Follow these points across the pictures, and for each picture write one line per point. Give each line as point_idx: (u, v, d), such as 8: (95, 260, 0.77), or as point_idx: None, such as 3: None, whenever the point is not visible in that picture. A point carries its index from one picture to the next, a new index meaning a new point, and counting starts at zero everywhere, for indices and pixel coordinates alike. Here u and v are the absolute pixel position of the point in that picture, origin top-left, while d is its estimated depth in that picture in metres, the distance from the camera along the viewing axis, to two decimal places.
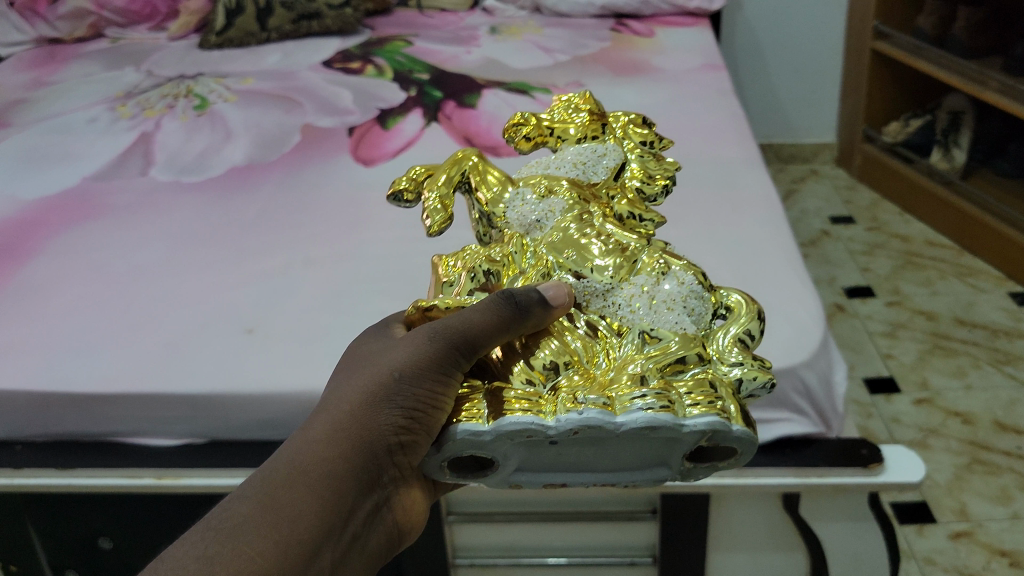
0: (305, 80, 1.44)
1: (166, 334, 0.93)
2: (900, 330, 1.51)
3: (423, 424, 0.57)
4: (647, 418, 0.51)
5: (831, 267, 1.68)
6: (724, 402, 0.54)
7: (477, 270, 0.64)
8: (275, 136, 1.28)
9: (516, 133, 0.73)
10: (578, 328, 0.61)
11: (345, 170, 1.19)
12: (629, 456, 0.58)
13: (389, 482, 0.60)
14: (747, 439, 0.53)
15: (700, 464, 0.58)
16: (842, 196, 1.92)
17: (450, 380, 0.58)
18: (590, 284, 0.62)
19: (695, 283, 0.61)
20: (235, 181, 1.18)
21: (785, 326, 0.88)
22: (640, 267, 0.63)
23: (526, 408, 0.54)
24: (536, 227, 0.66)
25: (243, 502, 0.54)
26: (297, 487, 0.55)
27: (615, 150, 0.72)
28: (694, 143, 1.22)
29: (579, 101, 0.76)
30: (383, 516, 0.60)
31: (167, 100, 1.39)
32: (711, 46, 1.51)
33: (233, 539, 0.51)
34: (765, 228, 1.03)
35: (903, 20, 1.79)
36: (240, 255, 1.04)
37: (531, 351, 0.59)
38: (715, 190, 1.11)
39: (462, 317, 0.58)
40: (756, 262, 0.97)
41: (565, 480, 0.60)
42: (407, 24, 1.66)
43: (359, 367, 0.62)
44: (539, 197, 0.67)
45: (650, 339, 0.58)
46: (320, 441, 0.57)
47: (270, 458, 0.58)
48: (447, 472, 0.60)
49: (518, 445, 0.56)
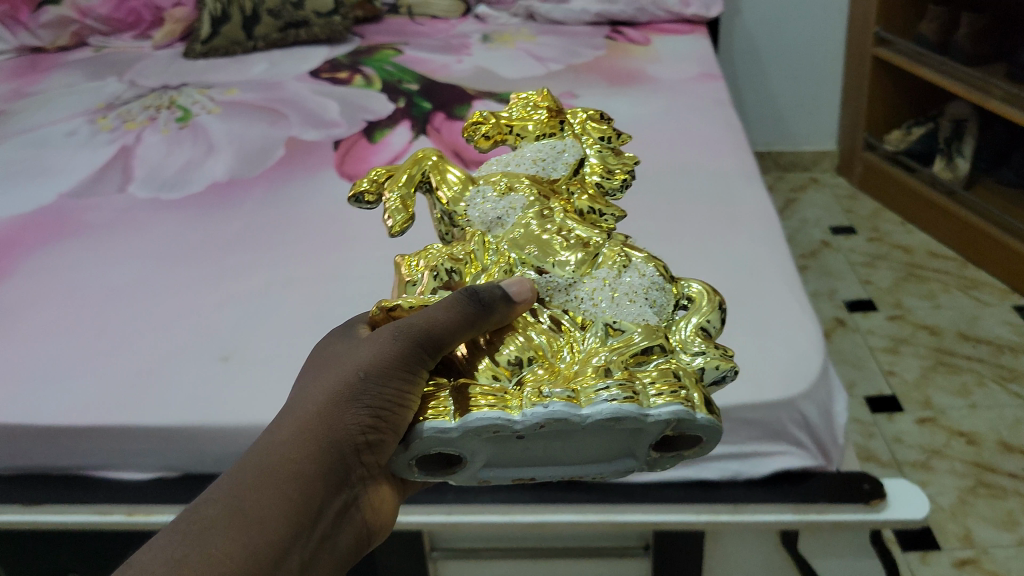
0: (291, 90, 1.41)
1: (139, 362, 0.90)
2: (903, 345, 1.47)
3: (390, 422, 0.59)
4: (612, 408, 0.53)
5: (831, 279, 1.65)
6: (687, 390, 0.55)
7: (440, 269, 0.66)
8: (258, 150, 1.24)
9: (475, 132, 0.77)
10: (542, 323, 0.62)
11: (330, 185, 1.15)
12: (595, 446, 0.59)
13: (356, 480, 0.62)
14: (710, 427, 0.55)
15: (666, 453, 0.59)
16: (842, 205, 1.88)
17: (415, 379, 0.60)
18: (553, 280, 0.63)
19: (656, 276, 0.64)
20: (216, 198, 1.14)
21: (782, 353, 0.84)
22: (601, 261, 0.65)
23: (493, 403, 0.55)
24: (497, 224, 0.68)
25: (212, 506, 0.55)
26: (264, 488, 0.57)
27: (574, 146, 0.75)
28: (689, 155, 1.18)
29: (538, 99, 0.79)
30: (352, 514, 0.62)
31: (149, 111, 1.36)
32: (708, 55, 1.47)
33: (203, 540, 0.53)
34: (763, 246, 0.99)
35: (905, 26, 1.75)
36: (218, 276, 1.00)
37: (496, 346, 0.60)
38: (711, 204, 1.07)
39: (425, 315, 0.60)
40: (752, 283, 0.93)
41: (533, 473, 0.60)
42: (397, 31, 1.62)
43: (324, 367, 0.63)
44: (500, 195, 0.69)
45: (613, 332, 0.60)
46: (287, 442, 0.59)
47: (239, 459, 0.59)
48: (415, 470, 0.60)
49: (485, 441, 0.57)
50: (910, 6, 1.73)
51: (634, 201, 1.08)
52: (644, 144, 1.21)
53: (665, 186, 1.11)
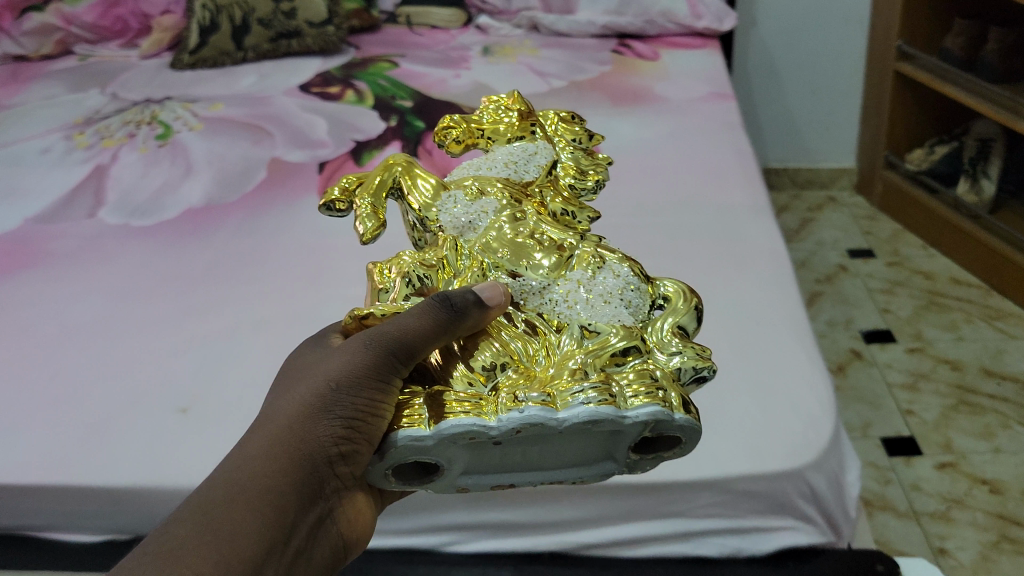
0: (278, 106, 1.34)
1: (92, 411, 0.83)
2: (922, 382, 1.39)
3: (362, 433, 0.55)
4: (589, 412, 0.51)
5: (848, 307, 1.56)
6: (665, 391, 0.53)
7: (412, 275, 0.61)
8: (238, 172, 1.17)
9: (445, 136, 0.74)
10: (518, 326, 0.61)
11: (310, 214, 1.08)
12: (574, 449, 0.57)
13: (332, 494, 0.58)
14: (690, 427, 0.53)
15: (646, 455, 0.57)
16: (861, 226, 1.80)
17: (388, 388, 0.56)
18: (526, 283, 0.62)
19: (631, 275, 0.62)
20: (189, 226, 1.07)
21: (788, 417, 0.77)
22: (575, 262, 0.63)
23: (468, 409, 0.52)
24: (469, 228, 0.65)
25: (180, 525, 0.52)
26: (236, 505, 0.53)
27: (546, 149, 0.74)
28: (694, 185, 1.10)
29: (508, 101, 0.77)
30: (330, 530, 0.58)
31: (129, 127, 1.29)
32: (719, 73, 1.39)
33: (170, 562, 0.50)
34: (771, 290, 0.91)
35: (929, 40, 1.66)
36: (185, 313, 0.94)
37: (470, 351, 0.59)
38: (717, 242, 0.99)
39: (398, 322, 0.56)
40: (758, 334, 0.86)
41: (513, 479, 0.59)
42: (394, 42, 1.55)
43: (296, 380, 0.60)
44: (471, 198, 0.67)
45: (588, 333, 0.58)
46: (256, 457, 0.56)
47: (208, 478, 0.56)
48: (392, 480, 0.58)
49: (463, 448, 0.54)
50: (934, 20, 1.64)
51: (635, 235, 1.00)
52: (647, 172, 1.13)
53: (668, 219, 1.03)
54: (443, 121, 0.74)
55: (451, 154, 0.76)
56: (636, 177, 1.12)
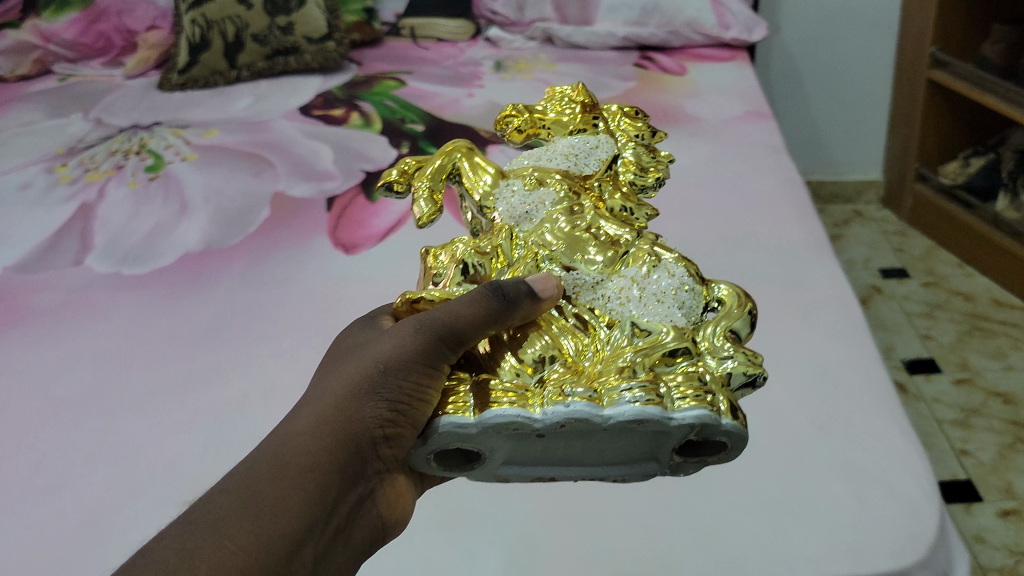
0: (277, 132, 1.23)
1: (87, 505, 0.72)
2: (975, 418, 1.29)
3: (408, 417, 0.57)
4: (635, 411, 0.54)
5: (887, 334, 1.47)
6: (713, 396, 0.56)
7: (466, 263, 0.66)
8: (238, 211, 1.06)
9: (506, 125, 0.81)
10: (568, 320, 0.64)
11: (321, 259, 0.98)
12: (617, 448, 0.61)
13: (373, 475, 0.60)
14: (736, 432, 0.56)
15: (689, 459, 0.61)
16: (891, 243, 1.71)
17: (435, 374, 0.59)
18: (580, 277, 0.66)
19: (686, 276, 0.65)
20: (189, 275, 0.97)
21: (888, 505, 0.67)
22: (631, 258, 0.66)
23: (513, 400, 0.56)
24: (525, 219, 0.70)
25: (226, 495, 0.55)
26: (281, 479, 0.56)
27: (606, 143, 0.78)
28: (745, 221, 1.00)
29: (573, 93, 0.82)
30: (369, 510, 0.60)
31: (115, 159, 1.18)
32: (753, 88, 1.29)
33: (214, 531, 0.53)
34: (847, 347, 0.81)
35: (964, 46, 1.57)
36: (189, 383, 0.83)
37: (519, 342, 0.61)
38: (780, 290, 0.89)
39: (447, 309, 0.59)
40: (840, 401, 0.76)
41: (554, 472, 0.63)
42: (398, 56, 1.44)
43: (345, 359, 0.63)
44: (529, 188, 0.71)
45: (640, 331, 0.62)
46: (302, 434, 0.58)
47: (254, 451, 0.59)
48: (434, 465, 0.61)
49: (505, 438, 0.58)
50: (969, 25, 1.54)
51: None
52: (691, 208, 1.03)
53: (721, 262, 0.94)
54: (505, 111, 0.80)
55: (513, 142, 0.82)
56: (680, 213, 1.02)
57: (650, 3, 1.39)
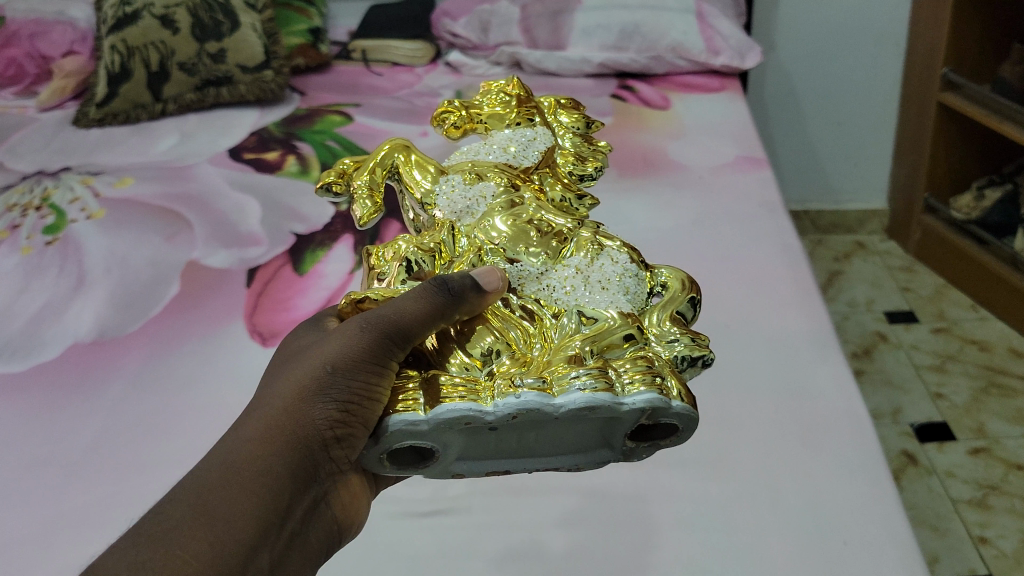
0: (200, 181, 1.08)
1: None
2: (994, 497, 1.14)
3: (359, 416, 0.50)
4: (586, 398, 0.49)
5: (894, 393, 1.32)
6: (662, 378, 0.52)
7: (410, 259, 0.60)
8: (142, 288, 0.91)
9: (444, 121, 0.75)
10: (514, 312, 0.58)
11: (231, 355, 0.82)
12: (570, 437, 0.56)
13: (327, 479, 0.53)
14: (687, 414, 0.52)
15: (642, 443, 0.56)
16: (897, 280, 1.57)
17: (386, 371, 0.52)
18: (525, 268, 0.60)
19: (630, 262, 0.60)
20: (73, 378, 0.81)
21: None
22: (574, 248, 0.61)
23: (464, 394, 0.50)
24: (466, 213, 0.63)
25: (174, 506, 0.48)
26: (230, 485, 0.49)
27: (545, 135, 0.73)
28: (735, 305, 0.85)
29: (508, 87, 0.76)
30: (323, 514, 0.54)
31: (11, 216, 1.02)
32: (745, 127, 1.13)
33: (162, 544, 0.46)
34: (858, 487, 0.66)
35: (979, 67, 1.42)
36: (53, 525, 0.67)
37: (467, 337, 0.56)
38: (777, 401, 0.74)
39: (393, 305, 0.53)
40: (850, 562, 0.61)
41: (507, 467, 0.57)
42: (347, 85, 1.29)
43: (289, 363, 0.56)
44: (469, 182, 0.65)
45: (586, 320, 0.56)
46: (245, 441, 0.51)
47: (199, 463, 0.52)
48: (386, 466, 0.55)
49: (460, 433, 0.52)
50: (985, 44, 1.39)
51: None
52: None
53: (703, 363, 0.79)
54: (442, 107, 0.75)
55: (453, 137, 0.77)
56: None
57: (630, 25, 1.24)
